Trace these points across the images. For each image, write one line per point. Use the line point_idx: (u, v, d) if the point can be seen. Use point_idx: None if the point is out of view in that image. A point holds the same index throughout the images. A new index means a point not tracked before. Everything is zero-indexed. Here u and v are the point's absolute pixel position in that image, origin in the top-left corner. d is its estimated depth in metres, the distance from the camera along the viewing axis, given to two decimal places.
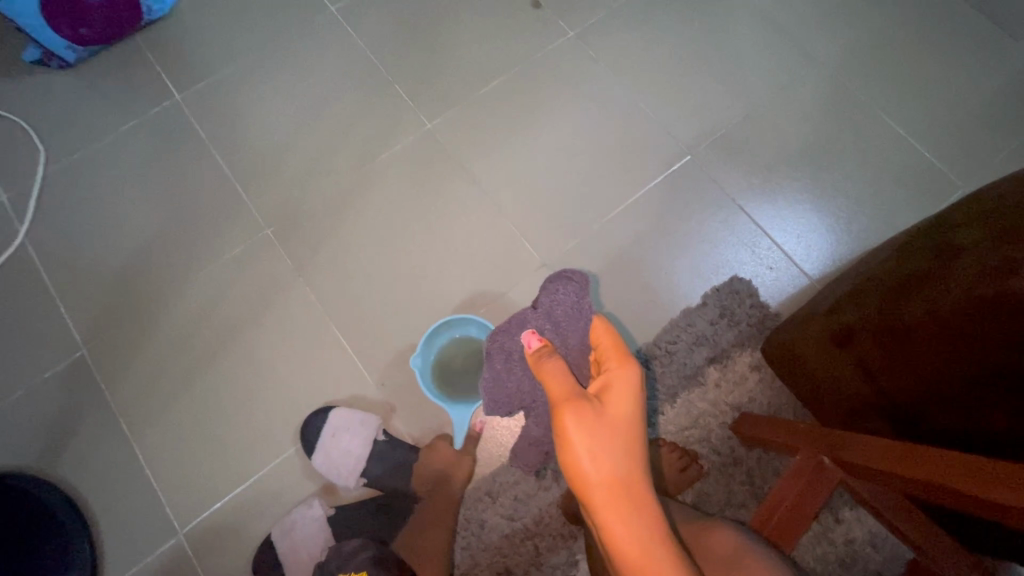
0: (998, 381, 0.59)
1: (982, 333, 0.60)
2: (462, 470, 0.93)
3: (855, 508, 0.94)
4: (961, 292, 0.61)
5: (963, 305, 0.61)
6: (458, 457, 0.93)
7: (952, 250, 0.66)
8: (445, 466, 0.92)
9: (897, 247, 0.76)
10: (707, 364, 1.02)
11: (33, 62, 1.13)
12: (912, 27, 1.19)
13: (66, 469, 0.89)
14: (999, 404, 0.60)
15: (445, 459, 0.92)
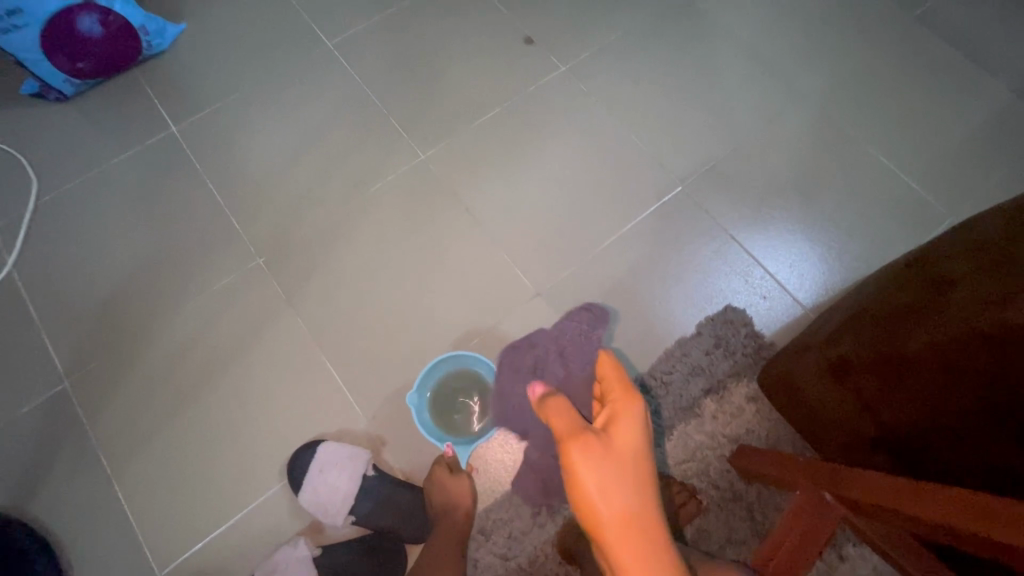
0: (1003, 416, 0.55)
1: (985, 365, 0.56)
2: (464, 492, 0.86)
3: (860, 544, 0.85)
4: (960, 323, 0.57)
5: (963, 336, 0.57)
6: (457, 478, 0.87)
7: (944, 279, 0.61)
8: (444, 489, 0.86)
9: (886, 274, 0.69)
10: (704, 395, 0.94)
11: (31, 94, 1.14)
12: (896, 60, 1.20)
13: (44, 506, 0.88)
14: (1002, 438, 0.55)
15: (443, 481, 0.86)
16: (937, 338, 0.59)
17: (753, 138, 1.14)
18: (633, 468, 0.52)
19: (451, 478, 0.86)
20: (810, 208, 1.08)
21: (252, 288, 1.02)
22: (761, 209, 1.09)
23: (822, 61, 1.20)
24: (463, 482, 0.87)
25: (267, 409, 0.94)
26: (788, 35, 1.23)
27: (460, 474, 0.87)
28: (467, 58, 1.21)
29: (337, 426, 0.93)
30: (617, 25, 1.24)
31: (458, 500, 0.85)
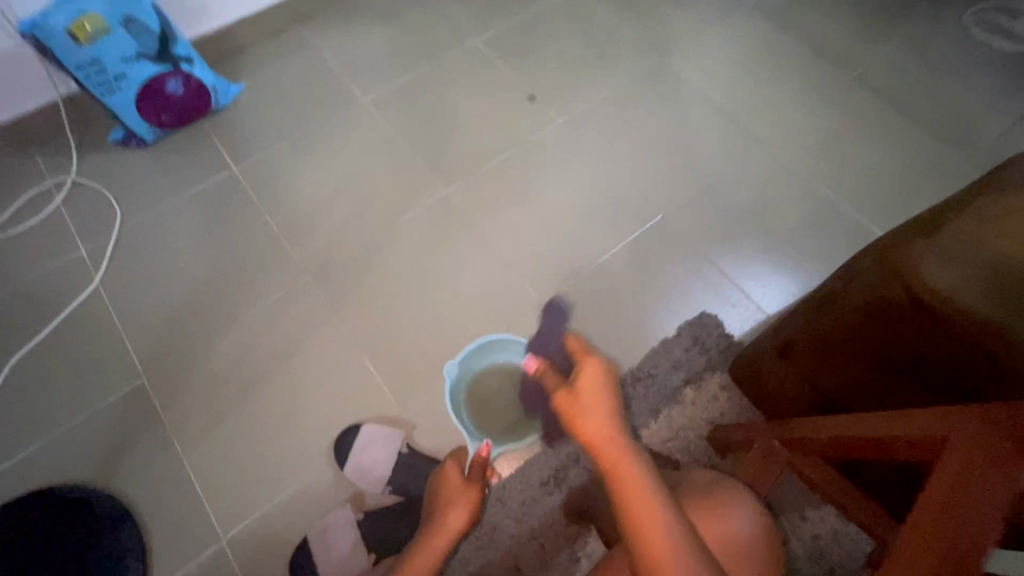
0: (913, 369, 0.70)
1: (892, 332, 0.69)
2: (467, 500, 0.90)
3: (819, 507, 1.00)
4: (867, 302, 0.71)
5: (870, 311, 0.71)
6: (466, 486, 0.93)
7: (855, 267, 0.73)
8: (452, 492, 0.92)
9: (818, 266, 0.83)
10: (684, 385, 1.12)
11: (116, 140, 1.37)
12: (837, 113, 1.45)
13: (124, 481, 1.03)
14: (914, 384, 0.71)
15: (454, 484, 0.93)
16: (846, 319, 0.74)
17: (720, 177, 1.37)
18: (600, 408, 0.72)
19: (461, 485, 0.93)
20: (770, 233, 1.30)
21: (301, 299, 1.20)
22: (729, 234, 1.30)
23: (775, 114, 1.45)
24: (472, 491, 0.92)
25: (315, 400, 1.11)
26: (746, 93, 1.48)
27: (471, 483, 0.93)
28: (480, 112, 1.45)
29: (373, 414, 1.09)
30: (605, 86, 1.50)
31: (458, 507, 0.89)
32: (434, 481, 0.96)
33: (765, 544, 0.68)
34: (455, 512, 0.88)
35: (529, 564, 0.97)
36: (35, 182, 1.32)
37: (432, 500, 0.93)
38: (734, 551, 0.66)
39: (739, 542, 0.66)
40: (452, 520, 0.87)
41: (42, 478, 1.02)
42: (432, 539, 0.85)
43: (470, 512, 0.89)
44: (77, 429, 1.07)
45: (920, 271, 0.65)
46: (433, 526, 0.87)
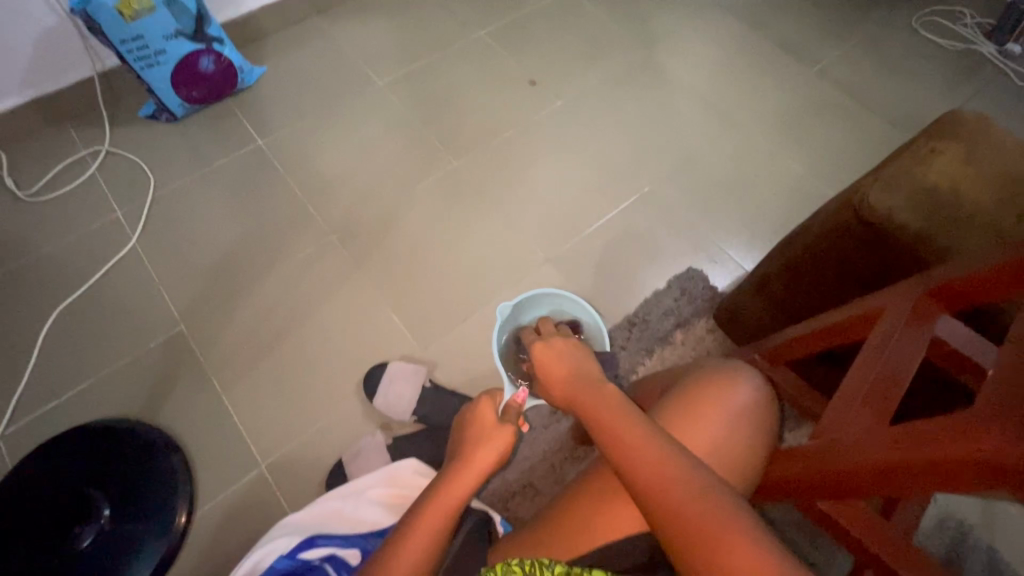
0: (864, 280, 0.85)
1: (844, 252, 0.84)
2: (499, 441, 0.76)
3: (795, 429, 1.14)
4: (823, 231, 0.85)
5: (826, 239, 0.85)
6: (499, 427, 0.78)
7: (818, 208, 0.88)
8: (484, 432, 0.77)
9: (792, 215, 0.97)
10: (675, 329, 1.26)
11: (147, 115, 1.47)
12: (805, 100, 1.63)
13: (169, 415, 1.13)
14: (864, 292, 0.86)
15: (487, 423, 0.78)
16: (810, 248, 0.88)
17: (702, 153, 1.53)
18: (563, 369, 0.79)
19: (495, 425, 0.78)
20: (747, 202, 1.46)
21: (327, 257, 1.32)
22: (711, 202, 1.46)
23: (751, 99, 1.63)
24: (504, 434, 0.77)
25: (344, 344, 1.23)
26: (725, 82, 1.66)
27: (505, 424, 0.78)
28: (486, 95, 1.59)
29: (397, 355, 1.22)
30: (599, 73, 1.66)
31: (489, 446, 0.75)
32: (465, 416, 0.82)
33: (763, 409, 0.72)
34: (483, 449, 0.74)
35: (543, 480, 1.09)
36: (72, 151, 1.41)
37: (459, 438, 0.79)
38: (735, 418, 0.70)
39: (737, 410, 0.70)
40: (479, 460, 0.73)
41: (93, 412, 1.12)
42: (436, 504, 0.67)
43: (500, 457, 0.75)
44: (123, 370, 1.17)
45: (866, 196, 0.78)
46: (460, 461, 0.73)
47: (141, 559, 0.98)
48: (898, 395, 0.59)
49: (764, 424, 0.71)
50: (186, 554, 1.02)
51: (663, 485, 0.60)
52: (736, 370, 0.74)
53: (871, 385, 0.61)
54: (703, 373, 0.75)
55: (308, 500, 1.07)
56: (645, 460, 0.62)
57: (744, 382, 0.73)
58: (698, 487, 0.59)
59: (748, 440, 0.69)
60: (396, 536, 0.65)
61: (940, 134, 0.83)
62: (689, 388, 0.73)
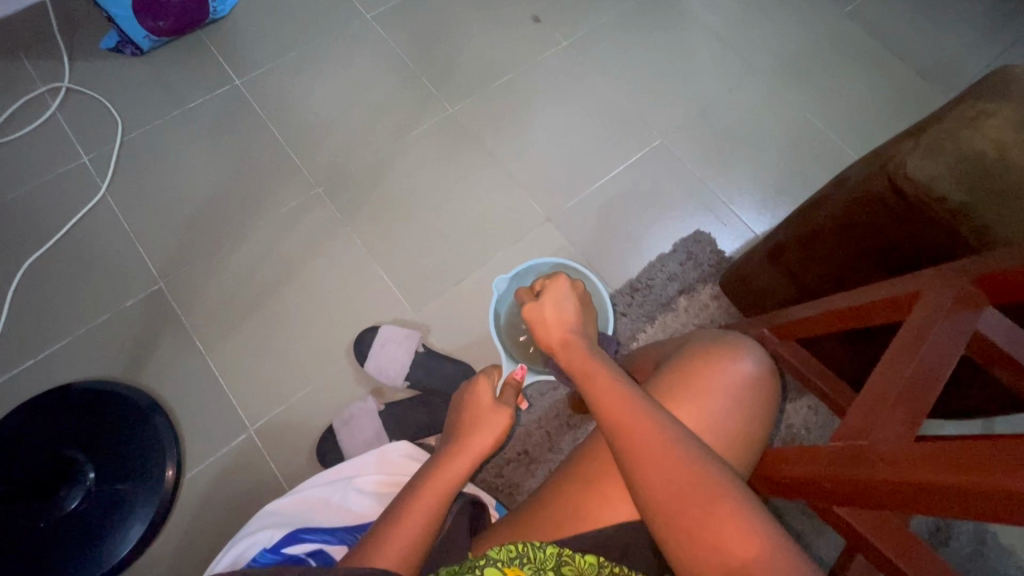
0: (888, 254, 0.79)
1: (875, 223, 0.77)
2: (495, 424, 0.74)
3: (793, 400, 1.13)
4: (852, 199, 0.79)
5: (853, 207, 0.79)
6: (494, 409, 0.76)
7: (847, 176, 0.81)
8: (479, 414, 0.75)
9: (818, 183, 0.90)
10: (678, 295, 1.21)
11: (111, 49, 1.34)
12: (829, 44, 1.50)
13: (150, 377, 1.09)
14: (884, 267, 0.81)
15: (482, 404, 0.76)
16: (836, 217, 0.82)
17: (717, 104, 1.42)
18: (557, 333, 0.75)
19: (490, 406, 0.76)
20: (760, 158, 1.37)
21: (314, 211, 1.24)
22: (722, 158, 1.36)
23: (773, 43, 1.49)
24: (500, 417, 0.75)
25: (333, 305, 1.17)
26: (745, 22, 1.52)
27: (501, 407, 0.76)
28: (484, 32, 1.45)
29: (388, 317, 1.17)
30: (609, 10, 1.51)
31: (485, 430, 0.73)
32: (460, 400, 0.80)
33: (768, 382, 0.68)
34: (480, 434, 0.72)
35: (538, 448, 1.07)
36: (27, 89, 1.28)
37: (456, 422, 0.77)
38: (737, 392, 0.66)
39: (733, 386, 0.66)
40: (475, 443, 0.71)
41: (70, 373, 1.07)
42: (428, 492, 0.64)
43: (497, 438, 0.73)
44: (98, 328, 1.11)
45: (905, 164, 0.71)
46: (456, 445, 0.71)
47: (134, 518, 0.97)
48: (931, 398, 0.56)
49: (763, 401, 0.67)
50: (177, 516, 1.01)
51: (643, 447, 0.58)
52: (735, 343, 0.70)
53: (901, 386, 0.57)
54: (699, 345, 0.70)
55: (297, 465, 1.05)
56: (653, 454, 0.57)
57: (746, 356, 0.69)
58: (678, 452, 0.56)
59: (748, 417, 0.66)
60: (383, 525, 0.61)
61: (989, 93, 0.74)
62: (696, 358, 0.68)
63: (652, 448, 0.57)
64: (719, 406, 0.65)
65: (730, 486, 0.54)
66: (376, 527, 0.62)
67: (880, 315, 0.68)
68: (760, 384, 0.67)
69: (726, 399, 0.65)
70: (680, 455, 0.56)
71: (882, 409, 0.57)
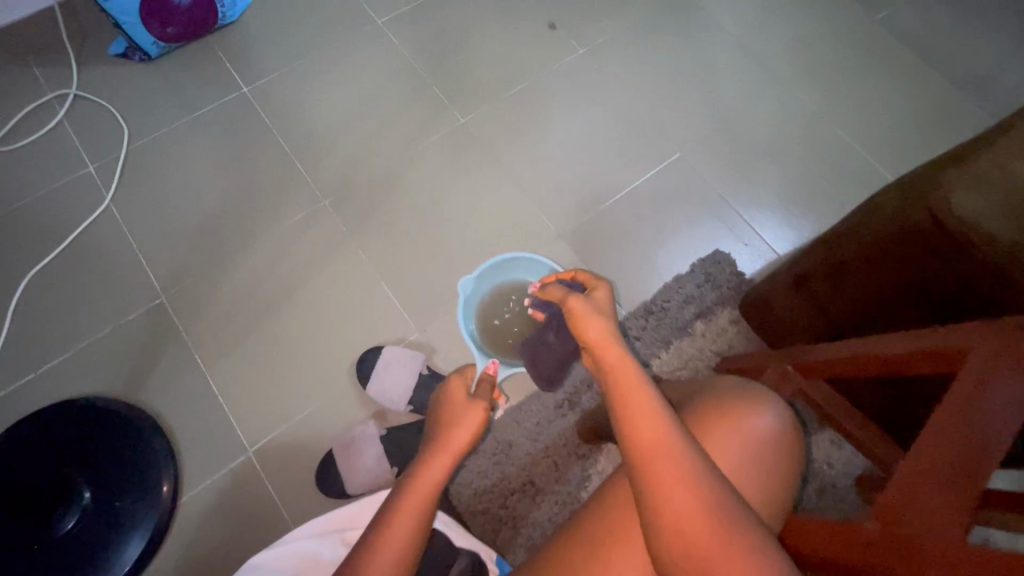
0: (924, 292, 0.73)
1: (913, 258, 0.71)
2: (472, 419, 0.70)
3: (815, 433, 1.07)
4: (887, 231, 0.73)
5: (889, 240, 0.73)
6: (470, 404, 0.72)
7: (877, 206, 0.75)
8: (455, 410, 0.71)
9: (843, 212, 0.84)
10: (695, 319, 1.16)
11: (119, 55, 1.31)
12: (860, 53, 1.42)
13: (149, 394, 1.06)
14: (921, 306, 0.75)
15: (458, 401, 0.73)
16: (867, 250, 0.77)
17: (740, 116, 1.36)
18: (600, 327, 0.67)
19: (465, 402, 0.72)
20: (785, 174, 1.30)
21: (319, 224, 1.21)
22: (745, 173, 1.30)
23: (801, 53, 1.42)
24: (476, 411, 0.71)
25: (336, 322, 1.14)
26: (771, 30, 1.45)
27: (477, 401, 0.72)
28: (499, 39, 1.40)
29: (392, 336, 1.13)
30: (629, 17, 1.45)
31: (463, 427, 0.68)
32: (436, 399, 0.77)
33: (791, 440, 0.63)
34: (457, 432, 0.68)
35: (544, 478, 1.03)
36: (35, 95, 1.27)
37: (435, 419, 0.73)
38: (756, 449, 0.61)
39: (754, 442, 0.61)
40: (453, 442, 0.67)
41: (68, 389, 1.05)
42: (412, 498, 0.61)
43: (475, 434, 0.69)
44: (98, 342, 1.09)
45: (950, 197, 0.65)
46: (436, 444, 0.67)
47: (130, 540, 0.95)
48: (981, 484, 0.49)
49: (784, 459, 0.62)
50: (173, 539, 0.99)
51: (671, 488, 0.53)
52: (758, 393, 0.65)
53: (945, 465, 0.51)
54: (719, 394, 0.65)
55: (296, 490, 1.02)
56: (672, 478, 0.53)
57: (769, 409, 0.64)
58: (695, 478, 0.53)
59: (768, 473, 0.61)
60: (372, 532, 0.58)
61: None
62: (723, 408, 0.63)
63: (671, 473, 0.54)
64: (736, 463, 0.61)
65: (743, 522, 0.52)
66: (367, 530, 0.59)
67: (923, 366, 0.62)
68: (780, 437, 0.62)
69: (747, 458, 0.61)
70: (698, 482, 0.53)
71: (922, 494, 0.51)
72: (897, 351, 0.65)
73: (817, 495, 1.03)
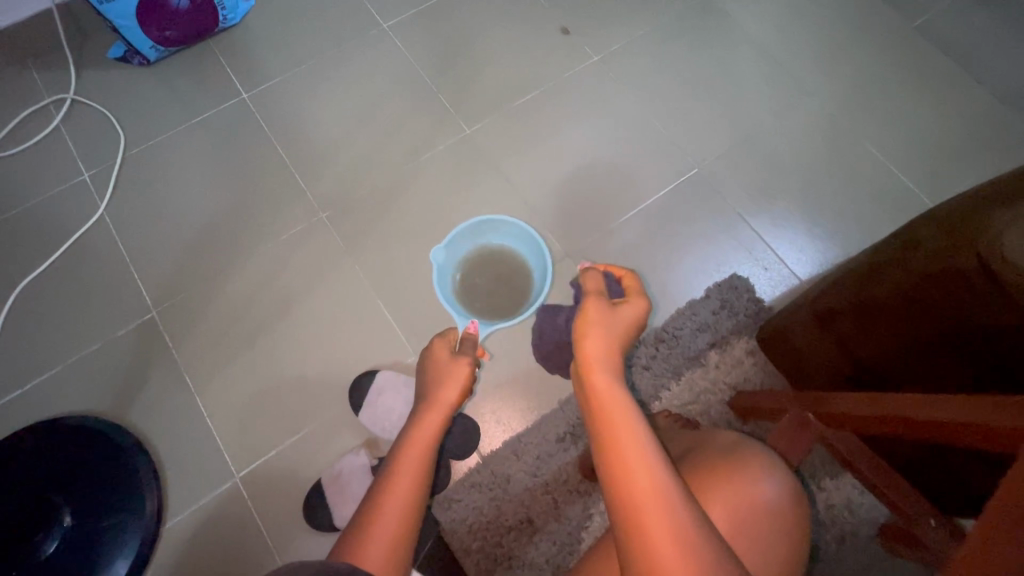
0: (963, 343, 0.65)
1: (954, 305, 0.64)
2: (459, 375, 0.82)
3: (835, 477, 1.00)
4: (925, 273, 0.66)
5: (927, 283, 0.66)
6: (455, 361, 0.84)
7: (914, 243, 0.69)
8: (441, 370, 0.83)
9: (871, 247, 0.79)
10: (708, 348, 1.09)
11: (118, 59, 1.28)
12: (895, 63, 1.33)
13: (136, 415, 1.03)
14: (960, 358, 0.67)
15: (442, 360, 0.85)
16: (900, 292, 0.70)
17: (763, 130, 1.27)
18: (602, 344, 0.65)
19: (451, 361, 0.84)
20: (809, 193, 1.22)
21: (316, 238, 1.16)
22: (766, 192, 1.22)
23: (830, 62, 1.33)
24: (462, 368, 0.83)
25: (330, 342, 1.09)
26: (799, 37, 1.36)
27: (461, 358, 0.84)
28: (510, 45, 1.34)
29: (388, 359, 1.08)
30: (646, 23, 1.37)
31: (450, 384, 0.81)
32: (423, 362, 0.87)
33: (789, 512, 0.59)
34: (446, 388, 0.80)
35: (542, 516, 0.97)
36: (33, 100, 1.24)
37: (424, 382, 0.83)
38: (751, 520, 0.57)
39: (749, 513, 0.57)
40: (444, 397, 0.79)
41: (55, 407, 1.03)
42: (413, 448, 0.71)
43: (462, 391, 0.81)
44: (86, 359, 1.06)
45: (1003, 240, 0.58)
46: (427, 402, 0.78)
47: (113, 566, 0.91)
48: None
49: (782, 533, 0.58)
50: (156, 567, 0.95)
51: (647, 510, 0.48)
52: (759, 458, 0.61)
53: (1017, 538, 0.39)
54: (717, 455, 0.62)
55: (282, 520, 0.98)
56: (655, 511, 0.48)
57: (769, 476, 0.60)
58: (681, 513, 0.48)
59: (762, 543, 0.57)
60: (375, 488, 0.66)
61: None
62: (715, 459, 0.61)
63: (654, 507, 0.48)
64: (726, 521, 0.56)
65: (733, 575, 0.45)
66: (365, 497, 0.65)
67: (965, 437, 0.56)
68: (777, 506, 0.59)
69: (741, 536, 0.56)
70: (684, 519, 0.47)
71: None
72: (938, 411, 0.58)
73: (836, 543, 0.96)
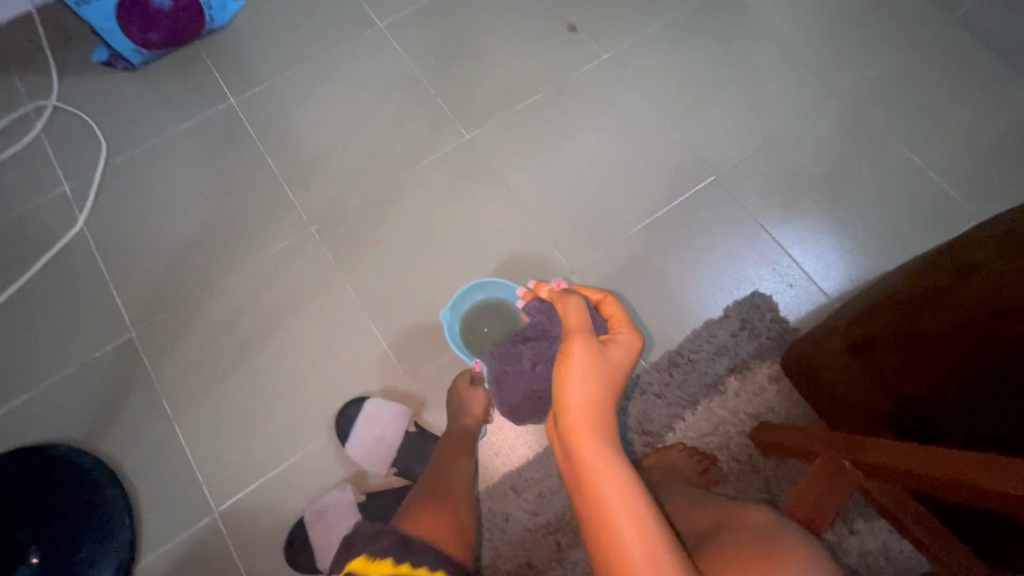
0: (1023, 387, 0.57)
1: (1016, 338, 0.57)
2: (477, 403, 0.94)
3: (870, 520, 0.90)
4: (982, 301, 0.60)
5: (984, 312, 0.59)
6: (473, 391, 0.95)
7: (968, 268, 0.63)
8: (462, 398, 0.95)
9: (911, 270, 0.71)
10: (727, 374, 0.99)
11: (102, 63, 1.22)
12: (933, 59, 1.22)
13: (110, 444, 0.97)
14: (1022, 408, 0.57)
15: (462, 390, 0.95)
16: (952, 323, 0.62)
17: (787, 133, 1.17)
18: (586, 406, 0.58)
19: (470, 390, 0.95)
20: (839, 202, 1.12)
21: (305, 253, 1.09)
22: (791, 201, 1.12)
23: (861, 58, 1.23)
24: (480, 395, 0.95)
25: (317, 366, 1.02)
26: (826, 32, 1.25)
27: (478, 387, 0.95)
28: (513, 44, 1.26)
29: (378, 385, 1.01)
30: (660, 18, 1.28)
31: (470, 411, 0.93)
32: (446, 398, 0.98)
33: None
34: (467, 415, 0.93)
35: (543, 560, 0.89)
36: (13, 107, 1.19)
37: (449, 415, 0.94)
38: None
39: None
40: (467, 426, 0.93)
41: (27, 434, 0.97)
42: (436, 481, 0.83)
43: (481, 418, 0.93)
44: (60, 383, 1.00)
45: None
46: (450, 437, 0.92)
47: None
48: None
49: None
50: None
51: None
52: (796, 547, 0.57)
53: None
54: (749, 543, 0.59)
55: (263, 560, 0.91)
56: None
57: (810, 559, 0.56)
58: None
59: None
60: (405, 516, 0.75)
61: None
62: (745, 549, 0.58)
63: None
64: None
65: None
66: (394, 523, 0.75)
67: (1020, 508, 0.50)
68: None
69: None
70: None
71: None
72: (970, 472, 0.54)
73: None
